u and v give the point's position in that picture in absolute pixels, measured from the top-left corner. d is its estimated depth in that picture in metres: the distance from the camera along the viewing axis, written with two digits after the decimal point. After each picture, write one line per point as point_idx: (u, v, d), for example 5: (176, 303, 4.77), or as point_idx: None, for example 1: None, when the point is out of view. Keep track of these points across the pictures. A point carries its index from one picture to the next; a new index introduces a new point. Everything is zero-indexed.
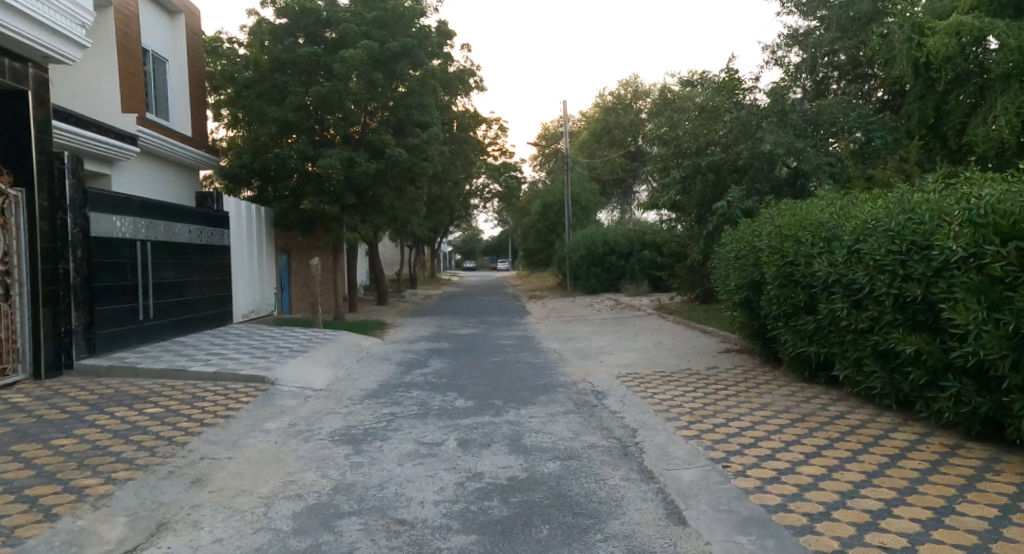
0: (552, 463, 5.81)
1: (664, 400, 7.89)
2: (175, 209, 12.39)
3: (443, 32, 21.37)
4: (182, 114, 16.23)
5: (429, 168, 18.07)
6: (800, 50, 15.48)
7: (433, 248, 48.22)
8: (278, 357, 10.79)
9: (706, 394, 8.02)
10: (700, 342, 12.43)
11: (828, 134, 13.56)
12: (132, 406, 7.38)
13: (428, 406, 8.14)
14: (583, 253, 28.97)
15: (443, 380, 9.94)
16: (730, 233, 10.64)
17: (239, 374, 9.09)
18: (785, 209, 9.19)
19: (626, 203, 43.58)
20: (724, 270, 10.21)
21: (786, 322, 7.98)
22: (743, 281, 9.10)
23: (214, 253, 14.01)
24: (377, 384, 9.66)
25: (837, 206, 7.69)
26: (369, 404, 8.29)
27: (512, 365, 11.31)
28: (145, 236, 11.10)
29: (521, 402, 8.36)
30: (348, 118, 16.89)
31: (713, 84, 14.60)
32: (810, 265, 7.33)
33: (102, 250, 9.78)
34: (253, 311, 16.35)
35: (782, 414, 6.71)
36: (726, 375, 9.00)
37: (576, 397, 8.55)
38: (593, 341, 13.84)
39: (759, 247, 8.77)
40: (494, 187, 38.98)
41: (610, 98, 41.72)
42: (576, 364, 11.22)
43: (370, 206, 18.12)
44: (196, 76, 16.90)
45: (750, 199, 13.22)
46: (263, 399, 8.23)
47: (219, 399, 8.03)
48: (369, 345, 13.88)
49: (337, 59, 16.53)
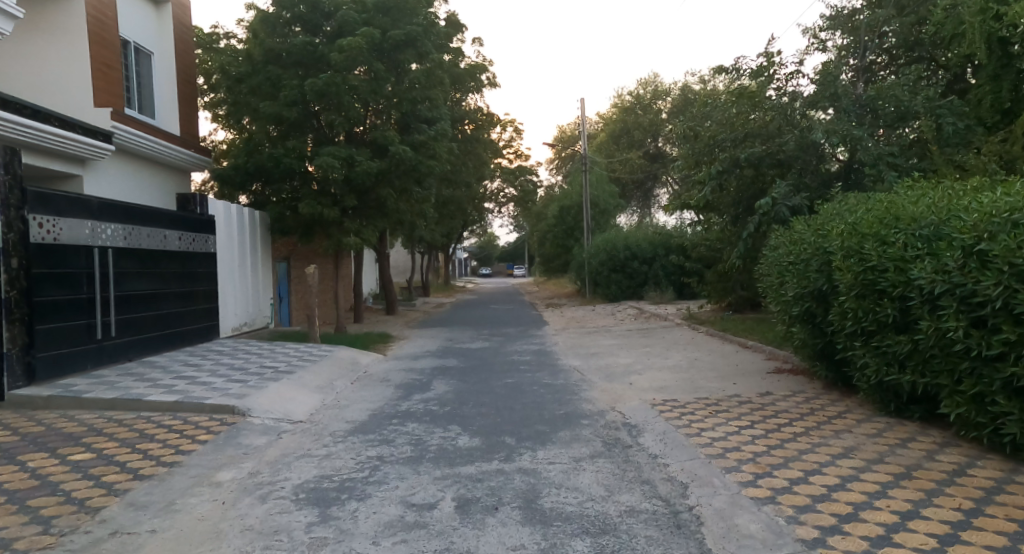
0: (580, 541, 4.28)
1: (715, 439, 6.34)
2: (149, 212, 11.05)
3: (453, 24, 20.06)
4: (170, 113, 14.97)
5: (437, 167, 16.66)
6: (846, 35, 13.59)
7: (447, 254, 46.95)
8: (257, 381, 9.37)
9: (766, 431, 6.47)
10: (742, 359, 10.95)
11: (887, 121, 11.85)
12: (55, 453, 5.97)
13: (424, 446, 6.68)
14: (603, 258, 27.61)
15: (445, 408, 8.44)
16: (783, 234, 9.09)
17: (203, 404, 7.69)
18: (856, 203, 7.68)
19: (646, 207, 41.99)
20: (777, 276, 8.67)
21: (865, 341, 6.47)
22: (805, 291, 7.58)
23: (198, 262, 12.69)
24: (367, 414, 8.21)
25: (934, 197, 6.17)
26: (352, 443, 6.83)
27: (526, 387, 9.85)
28: (108, 242, 9.72)
29: (537, 439, 6.88)
30: (348, 114, 15.55)
31: (748, 73, 13.52)
32: (902, 271, 5.81)
33: (49, 258, 8.41)
34: (245, 324, 15.04)
35: (879, 466, 5.11)
36: (786, 405, 7.43)
37: (604, 432, 7.06)
38: (619, 357, 12.29)
39: (826, 250, 7.24)
40: (509, 190, 37.76)
41: (629, 98, 40.03)
42: (601, 387, 9.69)
43: (373, 209, 16.74)
44: (186, 72, 15.64)
45: (798, 196, 11.58)
46: (225, 437, 6.80)
47: (172, 439, 6.61)
48: (368, 362, 12.45)
49: (335, 48, 15.20)
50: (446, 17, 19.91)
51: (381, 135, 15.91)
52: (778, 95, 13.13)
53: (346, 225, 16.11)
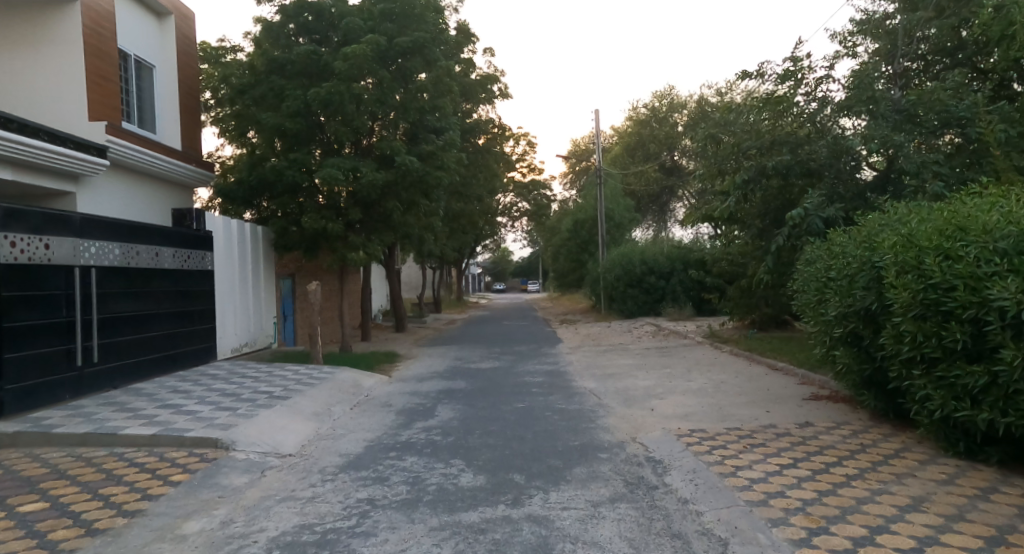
0: None
1: (756, 481, 5.53)
2: (139, 228, 10.44)
3: (464, 33, 19.53)
4: (172, 126, 14.26)
5: (446, 179, 16.01)
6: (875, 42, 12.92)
7: (460, 269, 46.35)
8: (247, 407, 8.68)
9: (813, 473, 5.64)
10: (772, 383, 10.14)
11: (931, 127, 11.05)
12: (4, 500, 5.26)
13: (422, 486, 5.93)
14: (619, 273, 26.79)
15: (449, 439, 7.69)
16: (821, 247, 8.36)
17: (183, 437, 6.97)
18: (907, 213, 6.94)
19: (662, 221, 41.10)
20: (815, 293, 7.91)
21: (926, 370, 5.73)
22: (850, 311, 6.83)
23: (195, 279, 12.08)
24: (363, 445, 7.48)
25: (1007, 206, 5.49)
26: (343, 482, 6.10)
27: (539, 413, 9.07)
28: (91, 260, 9.08)
29: (551, 479, 6.10)
30: (352, 125, 14.97)
31: (772, 78, 12.82)
32: (975, 291, 5.14)
33: (22, 278, 7.76)
34: (246, 344, 14.41)
35: (961, 525, 4.30)
36: (831, 439, 6.62)
37: (625, 470, 6.26)
38: (638, 380, 11.49)
39: (876, 264, 6.50)
40: (522, 204, 37.18)
41: (644, 111, 39.23)
42: (619, 414, 8.89)
43: (380, 223, 16.12)
44: (189, 84, 14.97)
45: (831, 206, 10.79)
46: (202, 477, 6.08)
47: (141, 481, 5.89)
48: (371, 385, 11.75)
49: (339, 56, 14.64)
50: (457, 26, 19.41)
51: (387, 146, 15.31)
52: (806, 100, 12.38)
53: (352, 240, 15.49)
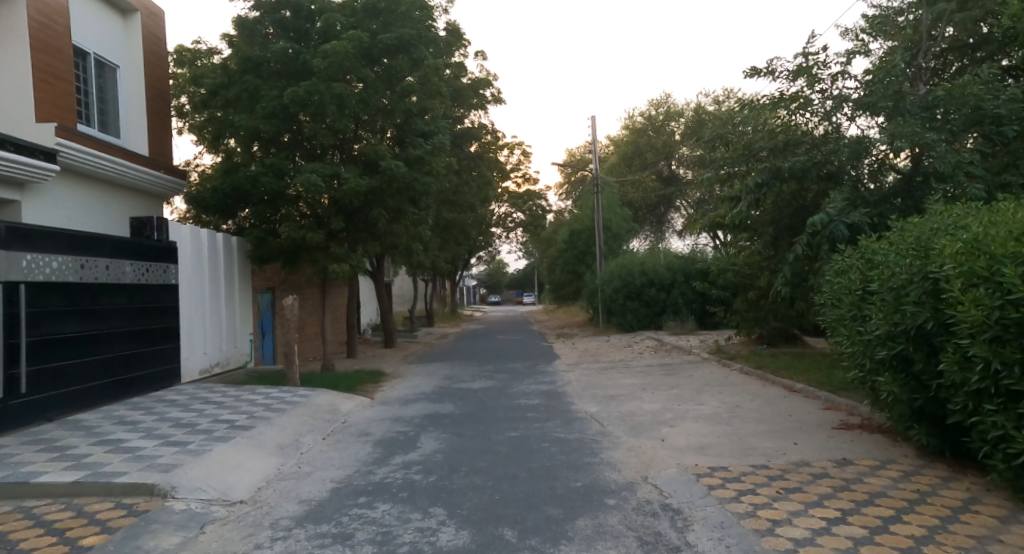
0: None
1: (801, 543, 4.49)
2: (88, 239, 9.38)
3: (454, 35, 18.64)
4: (139, 131, 13.23)
5: (434, 186, 14.99)
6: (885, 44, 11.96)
7: (453, 281, 45.32)
8: (201, 441, 7.59)
9: (871, 532, 4.61)
10: (793, 409, 9.12)
11: (962, 125, 10.13)
12: None
13: (391, 548, 4.84)
14: (618, 285, 25.80)
15: (430, 479, 6.61)
16: (853, 256, 7.40)
17: (112, 484, 5.87)
18: (961, 217, 5.99)
19: (660, 233, 40.21)
20: (848, 309, 6.95)
21: (1002, 405, 4.83)
22: (899, 331, 5.87)
23: (155, 295, 10.99)
24: (329, 488, 6.41)
25: None
26: (294, 541, 5.01)
27: (534, 445, 8.00)
28: (22, 275, 7.97)
29: (549, 535, 5.02)
30: (334, 127, 13.96)
31: (783, 76, 11.97)
32: None
33: None
34: (217, 364, 13.32)
35: None
36: (881, 485, 5.59)
37: (638, 524, 5.19)
38: (644, 403, 10.46)
39: (930, 277, 5.54)
40: (517, 215, 36.31)
41: (640, 120, 38.38)
42: (624, 446, 7.84)
43: (364, 233, 15.09)
44: (157, 86, 13.92)
45: (855, 211, 9.86)
46: (123, 536, 4.97)
47: (42, 544, 4.77)
48: (349, 410, 10.67)
49: (318, 54, 13.68)
50: (447, 27, 18.53)
51: (372, 150, 14.34)
52: (821, 98, 11.47)
53: (333, 251, 14.45)
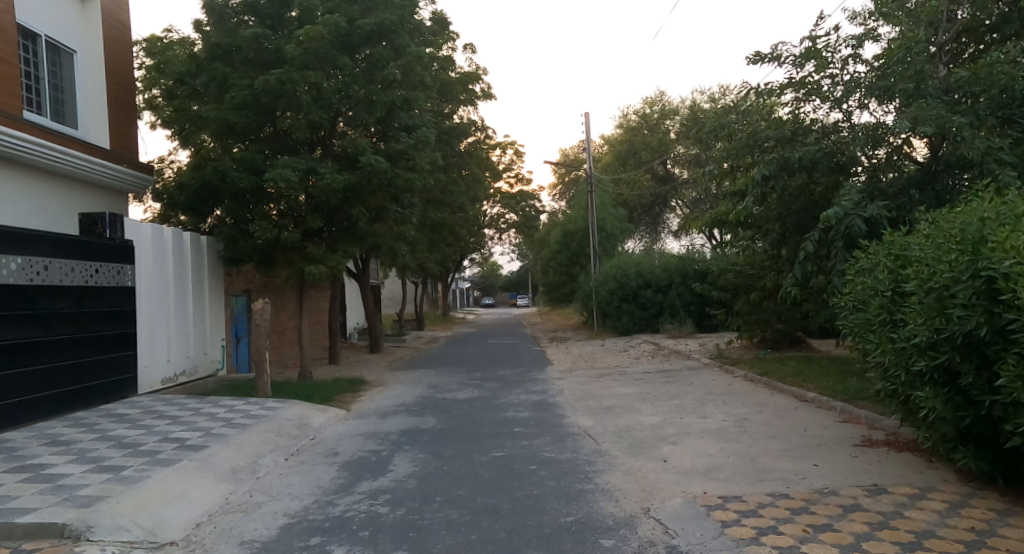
0: None
1: None
2: (23, 237, 8.42)
3: (439, 25, 17.73)
4: (98, 122, 12.28)
5: (418, 182, 14.06)
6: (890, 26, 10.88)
7: (445, 283, 44.39)
8: (141, 466, 6.67)
9: None
10: (808, 423, 8.24)
11: (988, 110, 9.28)
12: None
13: None
14: (613, 286, 24.93)
15: (398, 512, 5.72)
16: (881, 250, 6.51)
17: (13, 525, 4.93)
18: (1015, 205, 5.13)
19: (656, 233, 39.35)
20: (876, 310, 6.08)
21: None
22: (942, 336, 5.01)
23: (108, 299, 10.06)
24: (279, 524, 5.50)
25: None
26: None
27: (519, 467, 7.11)
28: None
29: None
30: (310, 119, 13.05)
31: (789, 62, 11.12)
32: None
33: None
34: (182, 373, 12.39)
35: None
36: (927, 521, 4.71)
37: None
38: (642, 414, 9.59)
39: (984, 274, 4.68)
40: (510, 216, 35.47)
41: (634, 118, 37.50)
42: (621, 467, 6.95)
43: (343, 232, 14.18)
44: (118, 74, 12.96)
45: (872, 204, 9.02)
46: None
47: None
48: (320, 424, 9.75)
49: (291, 40, 12.79)
50: (432, 16, 17.61)
51: (351, 144, 13.44)
52: (831, 84, 10.64)
53: (310, 252, 13.54)
